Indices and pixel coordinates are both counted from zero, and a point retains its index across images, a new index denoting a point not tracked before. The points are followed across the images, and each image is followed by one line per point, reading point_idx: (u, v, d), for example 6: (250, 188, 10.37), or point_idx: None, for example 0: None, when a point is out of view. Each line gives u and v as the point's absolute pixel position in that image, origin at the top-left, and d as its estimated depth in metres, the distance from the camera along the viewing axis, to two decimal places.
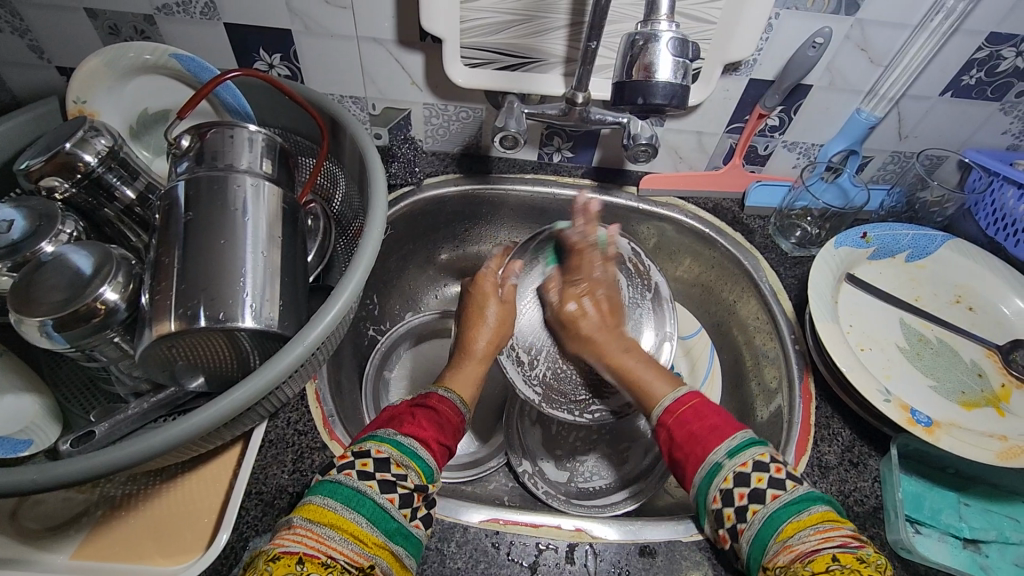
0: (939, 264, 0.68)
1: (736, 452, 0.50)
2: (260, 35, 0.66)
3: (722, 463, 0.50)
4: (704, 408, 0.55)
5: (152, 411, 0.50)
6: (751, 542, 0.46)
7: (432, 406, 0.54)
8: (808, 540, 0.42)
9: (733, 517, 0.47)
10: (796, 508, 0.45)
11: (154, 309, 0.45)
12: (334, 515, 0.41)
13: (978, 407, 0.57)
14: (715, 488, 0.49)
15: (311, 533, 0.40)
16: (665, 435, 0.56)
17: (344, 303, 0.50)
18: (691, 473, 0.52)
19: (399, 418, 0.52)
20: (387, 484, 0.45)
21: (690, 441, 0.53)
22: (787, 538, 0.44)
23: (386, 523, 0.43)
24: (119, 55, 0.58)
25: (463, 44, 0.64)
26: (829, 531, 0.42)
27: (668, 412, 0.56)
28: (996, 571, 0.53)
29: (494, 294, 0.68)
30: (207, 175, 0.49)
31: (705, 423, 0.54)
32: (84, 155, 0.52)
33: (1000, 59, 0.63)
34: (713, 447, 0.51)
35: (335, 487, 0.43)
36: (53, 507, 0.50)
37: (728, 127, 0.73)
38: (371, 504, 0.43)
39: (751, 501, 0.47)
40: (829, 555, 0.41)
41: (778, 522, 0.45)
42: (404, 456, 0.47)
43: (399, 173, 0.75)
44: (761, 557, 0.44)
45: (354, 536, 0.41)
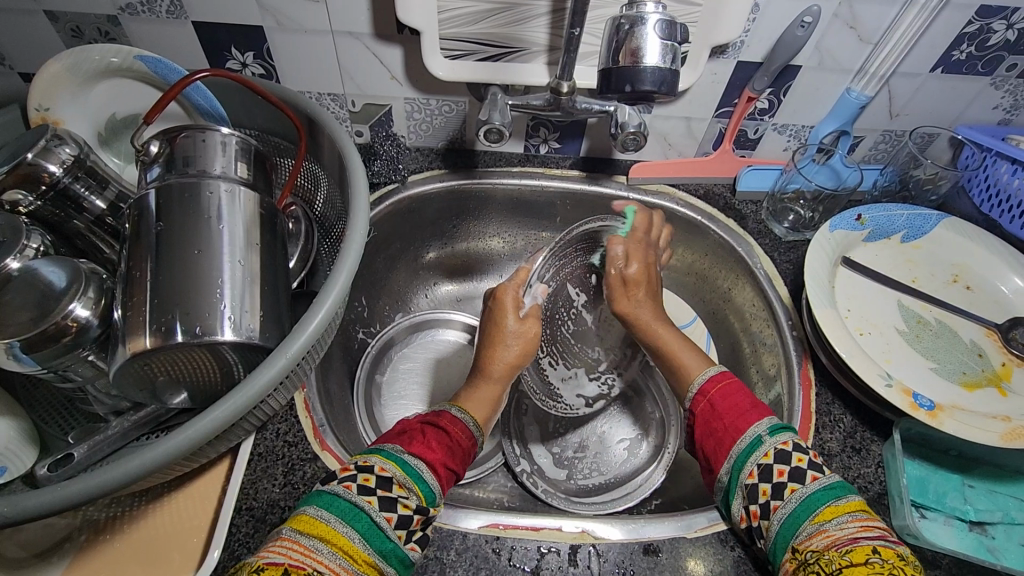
0: (935, 244, 0.67)
1: (777, 429, 0.48)
2: (230, 33, 0.63)
3: (762, 438, 0.48)
4: (741, 386, 0.53)
5: (133, 430, 0.48)
6: (783, 520, 0.44)
7: (441, 425, 0.51)
8: (846, 527, 0.41)
9: (768, 493, 0.46)
10: (834, 493, 0.43)
11: (128, 325, 0.43)
12: (325, 527, 0.40)
13: (980, 388, 0.57)
14: (753, 463, 0.47)
15: (298, 545, 0.39)
16: (701, 407, 0.52)
17: (328, 310, 0.48)
18: (725, 447, 0.49)
19: (409, 434, 0.50)
20: (386, 501, 0.43)
21: (729, 413, 0.50)
22: (823, 522, 0.42)
23: (381, 543, 0.41)
24: (83, 58, 0.55)
25: (442, 35, 0.62)
26: (867, 521, 0.41)
27: (709, 383, 0.53)
28: (1005, 554, 0.52)
29: (515, 309, 0.58)
30: (179, 182, 0.46)
31: (743, 399, 0.51)
32: (48, 166, 0.50)
33: (990, 32, 0.61)
34: (753, 422, 0.49)
35: (332, 500, 0.42)
36: (34, 533, 0.48)
37: (718, 111, 0.72)
38: (367, 519, 0.42)
39: (790, 480, 0.45)
40: (869, 547, 0.39)
41: (815, 505, 0.43)
42: (407, 478, 0.45)
43: (382, 171, 0.74)
44: (791, 537, 0.43)
45: (344, 552, 0.40)
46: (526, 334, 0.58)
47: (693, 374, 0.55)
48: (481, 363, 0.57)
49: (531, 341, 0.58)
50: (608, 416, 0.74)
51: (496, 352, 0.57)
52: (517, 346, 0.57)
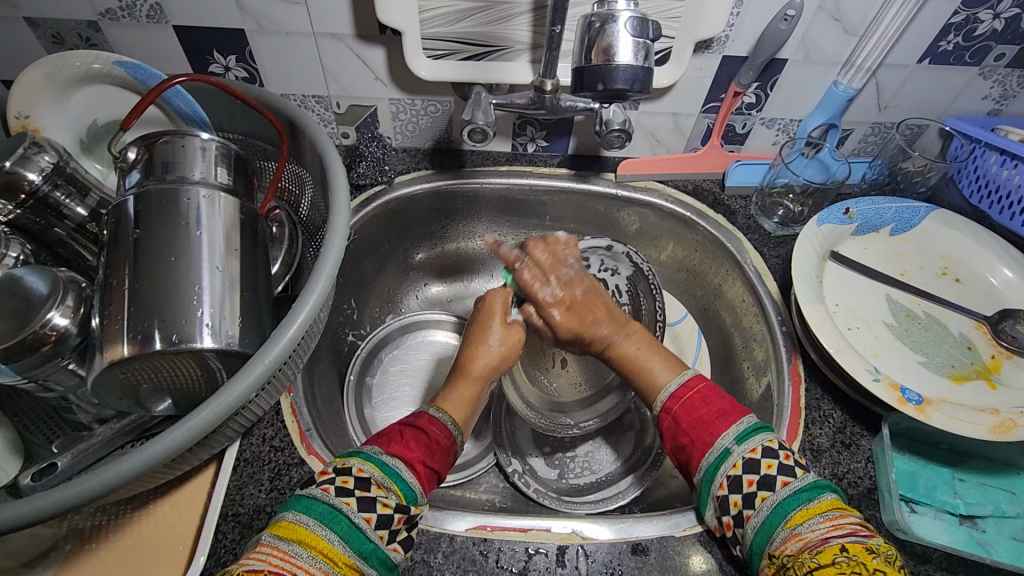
0: (924, 236, 0.67)
1: (743, 438, 0.48)
2: (212, 37, 0.63)
3: (729, 450, 0.48)
4: (710, 393, 0.53)
5: (117, 438, 0.48)
6: (756, 529, 0.44)
7: (419, 425, 0.51)
8: (817, 528, 0.41)
9: (738, 503, 0.46)
10: (806, 495, 0.44)
11: (106, 333, 0.43)
12: (304, 531, 0.40)
13: (969, 380, 0.56)
14: (722, 475, 0.47)
15: (277, 551, 0.39)
16: (667, 422, 0.53)
17: (308, 315, 0.47)
18: (694, 460, 0.50)
19: (388, 437, 0.50)
20: (365, 503, 0.43)
21: (696, 426, 0.51)
22: (795, 526, 0.42)
23: (361, 544, 0.41)
24: (62, 65, 0.55)
25: (424, 35, 0.62)
26: (839, 520, 0.42)
27: (672, 398, 0.53)
28: (995, 547, 0.52)
29: (501, 313, 0.60)
30: (157, 189, 0.46)
31: (709, 409, 0.51)
32: (27, 174, 0.50)
33: (977, 22, 0.61)
34: (719, 433, 0.49)
35: (311, 503, 0.42)
36: (19, 544, 0.48)
37: (704, 106, 0.72)
38: (346, 522, 0.41)
39: (760, 488, 0.45)
40: (838, 546, 0.40)
41: (785, 510, 0.43)
42: (385, 477, 0.45)
43: (368, 173, 0.73)
44: (766, 544, 0.43)
45: (324, 555, 0.40)
46: (513, 335, 0.60)
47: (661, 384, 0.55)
48: (463, 362, 0.58)
49: (514, 343, 0.60)
50: None
51: (478, 351, 0.58)
52: (501, 343, 0.59)
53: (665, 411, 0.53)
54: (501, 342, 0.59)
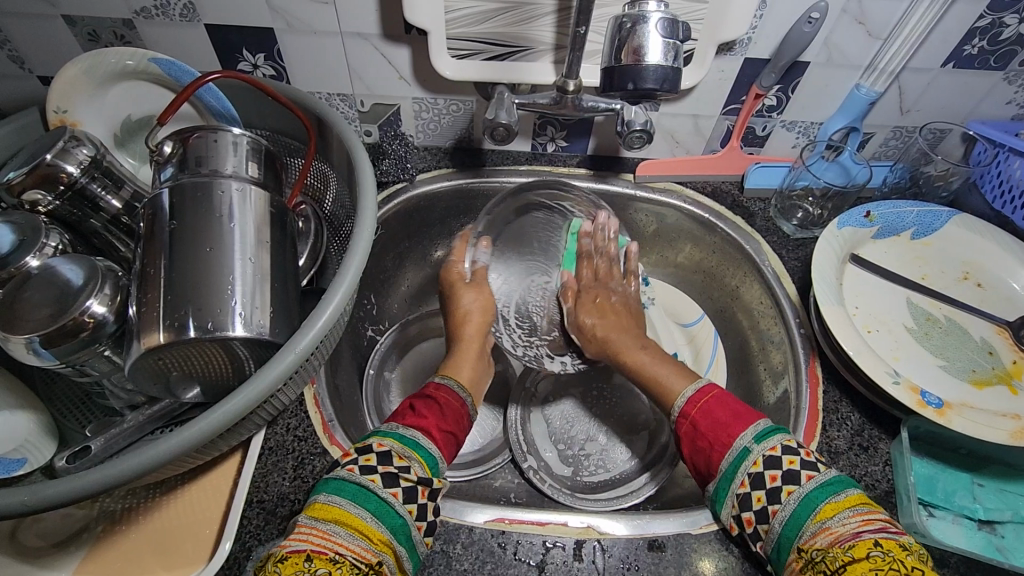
0: (945, 241, 0.66)
1: (763, 437, 0.48)
2: (241, 35, 0.65)
3: (749, 448, 0.48)
4: (725, 398, 0.53)
5: (148, 424, 0.50)
6: (784, 523, 0.44)
7: (430, 396, 0.55)
8: (848, 523, 0.42)
9: (762, 499, 0.46)
10: (833, 489, 0.44)
11: (142, 321, 0.45)
12: (339, 510, 0.42)
13: (989, 385, 0.56)
14: (744, 472, 0.48)
15: (316, 530, 0.41)
16: (685, 427, 0.53)
17: (335, 308, 0.49)
18: (714, 463, 0.50)
19: (401, 413, 0.53)
20: (390, 478, 0.45)
21: (718, 424, 0.51)
22: (824, 519, 0.43)
23: (392, 519, 0.43)
24: (102, 61, 0.57)
25: (449, 35, 0.63)
26: (869, 515, 0.42)
27: (688, 403, 0.54)
28: (1013, 553, 0.52)
29: (460, 281, 0.69)
30: (191, 182, 0.48)
31: (725, 411, 0.52)
32: (66, 166, 0.51)
33: (1003, 26, 0.61)
34: (740, 432, 0.50)
35: (340, 484, 0.44)
36: (54, 524, 0.49)
37: (725, 108, 0.72)
38: (376, 499, 0.43)
39: (784, 483, 0.46)
40: (871, 540, 0.40)
41: (815, 503, 0.44)
42: (405, 448, 0.47)
43: (391, 170, 0.75)
44: (795, 538, 0.43)
45: (360, 532, 0.41)
46: (482, 296, 0.68)
47: (677, 392, 0.56)
48: (454, 328, 0.66)
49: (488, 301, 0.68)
50: (616, 414, 0.74)
51: (462, 318, 0.66)
52: (474, 304, 0.67)
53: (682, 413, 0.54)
54: (473, 305, 0.67)
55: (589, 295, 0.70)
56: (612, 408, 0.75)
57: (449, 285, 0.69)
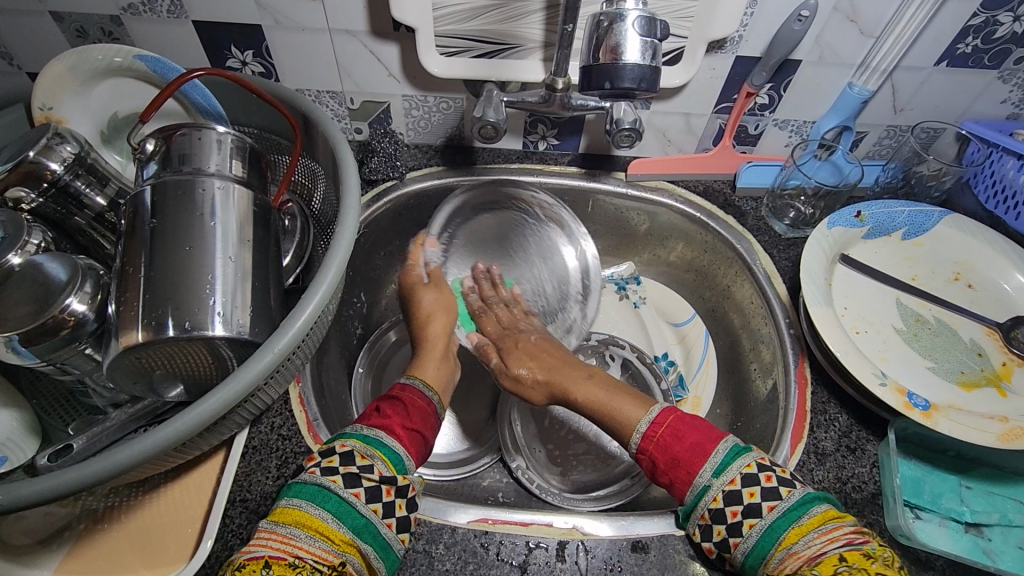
0: (937, 241, 0.66)
1: (722, 470, 0.48)
2: (230, 32, 0.64)
3: (709, 484, 0.48)
4: (680, 426, 0.52)
5: (131, 422, 0.50)
6: (746, 554, 0.45)
7: (395, 397, 0.55)
8: (813, 545, 0.43)
9: (723, 532, 0.46)
10: (796, 513, 0.44)
11: (121, 320, 0.44)
12: (299, 513, 0.42)
13: (978, 387, 0.56)
14: (704, 508, 0.48)
15: (277, 534, 0.41)
16: (645, 462, 0.53)
17: (316, 307, 0.48)
18: (678, 495, 0.50)
19: (366, 415, 0.53)
20: (351, 478, 0.45)
21: (678, 461, 0.50)
22: (790, 545, 0.43)
23: (353, 520, 0.43)
24: (86, 58, 0.57)
25: (438, 32, 0.62)
26: (833, 533, 0.43)
27: (645, 440, 0.53)
28: (1000, 556, 0.51)
29: (422, 283, 0.68)
30: (173, 179, 0.47)
31: (684, 444, 0.51)
32: (49, 163, 0.51)
33: (997, 25, 0.60)
34: (698, 467, 0.49)
35: (301, 487, 0.44)
36: (35, 522, 0.49)
37: (717, 107, 0.71)
38: (336, 499, 0.43)
39: (744, 517, 0.46)
40: (836, 556, 0.41)
41: (778, 531, 0.44)
42: (367, 447, 0.47)
43: (380, 168, 0.73)
44: (762, 563, 0.44)
45: (320, 533, 0.42)
46: (441, 295, 0.68)
47: (633, 425, 0.55)
48: (418, 330, 0.65)
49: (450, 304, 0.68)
50: (606, 413, 0.74)
51: (426, 318, 0.65)
52: (436, 302, 0.67)
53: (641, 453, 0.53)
54: (434, 304, 0.66)
55: (509, 342, 0.67)
56: None
57: (408, 288, 0.68)
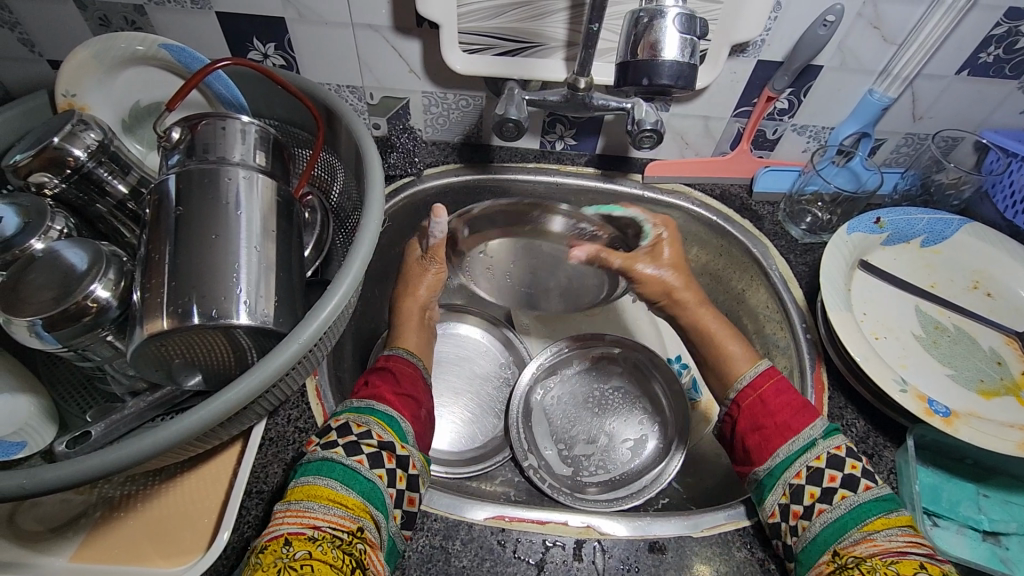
0: (956, 249, 0.66)
1: (831, 434, 0.50)
2: (253, 24, 0.64)
3: (815, 442, 0.50)
4: (783, 386, 0.54)
5: (149, 411, 0.49)
6: (827, 523, 0.46)
7: (381, 366, 0.56)
8: (895, 540, 0.43)
9: (814, 494, 0.48)
10: (885, 504, 0.46)
11: (145, 307, 0.44)
12: (307, 487, 0.43)
13: (997, 396, 0.56)
14: (802, 464, 0.49)
15: (291, 510, 0.42)
16: (752, 400, 0.54)
17: (340, 300, 0.48)
18: (773, 445, 0.51)
19: (354, 389, 0.54)
20: (351, 447, 0.46)
21: (781, 411, 0.52)
22: (870, 531, 0.45)
23: (360, 485, 0.44)
24: (109, 46, 0.56)
25: (461, 29, 0.62)
26: (915, 538, 0.44)
27: (754, 385, 0.55)
28: (1018, 564, 0.51)
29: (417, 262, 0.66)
30: (198, 168, 0.47)
31: (789, 400, 0.53)
32: (73, 150, 0.51)
33: (1019, 35, 0.60)
34: (805, 424, 0.51)
35: (304, 465, 0.45)
36: (51, 508, 0.49)
37: (736, 110, 0.71)
38: (341, 468, 0.44)
39: (841, 487, 0.47)
40: (917, 562, 0.42)
41: (864, 514, 0.45)
42: (360, 415, 0.48)
43: (398, 163, 0.74)
44: (835, 539, 0.45)
45: (332, 501, 0.42)
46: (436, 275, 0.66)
47: (739, 373, 0.57)
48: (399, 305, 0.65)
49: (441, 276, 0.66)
50: (618, 414, 0.74)
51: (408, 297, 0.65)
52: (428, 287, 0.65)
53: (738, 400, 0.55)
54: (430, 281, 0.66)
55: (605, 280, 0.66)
56: (614, 408, 0.74)
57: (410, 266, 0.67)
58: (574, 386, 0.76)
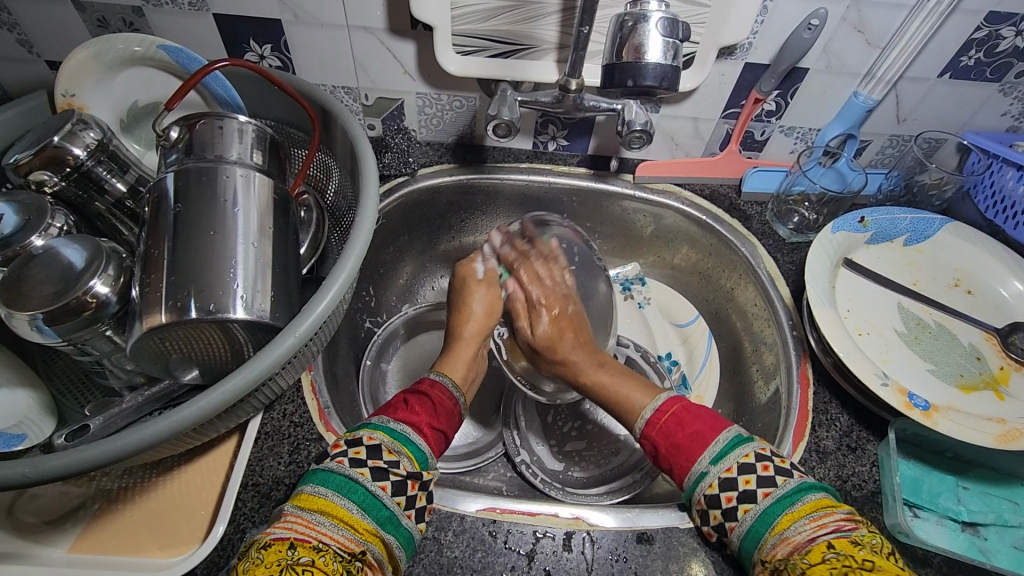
0: (938, 248, 0.67)
1: (720, 457, 0.50)
2: (250, 26, 0.65)
3: (705, 472, 0.50)
4: (698, 412, 0.55)
5: (147, 404, 0.50)
6: (743, 538, 0.47)
7: (424, 392, 0.56)
8: (804, 530, 0.44)
9: (719, 517, 0.48)
10: (790, 500, 0.46)
11: (144, 302, 0.45)
12: (324, 501, 0.43)
13: (977, 390, 0.57)
14: (699, 493, 0.49)
15: (302, 519, 0.42)
16: (649, 444, 0.55)
17: (334, 296, 0.49)
18: (678, 480, 0.52)
19: (393, 406, 0.54)
20: (378, 472, 0.46)
21: (681, 446, 0.53)
22: (782, 530, 0.45)
23: (378, 511, 0.44)
24: (108, 46, 0.58)
25: (455, 31, 0.63)
26: (823, 518, 0.44)
27: (654, 418, 0.55)
28: (995, 554, 0.53)
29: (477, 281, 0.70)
30: (196, 166, 0.48)
31: (696, 427, 0.53)
32: (73, 149, 0.52)
33: (999, 39, 0.62)
34: (698, 455, 0.51)
35: (327, 476, 0.45)
36: (50, 500, 0.50)
37: (725, 112, 0.73)
38: (362, 491, 0.44)
39: (741, 502, 0.47)
40: (825, 543, 0.43)
41: (773, 516, 0.46)
42: (394, 442, 0.48)
43: (392, 164, 0.75)
44: (756, 551, 0.46)
45: (345, 522, 0.43)
46: (491, 294, 0.69)
47: (639, 411, 0.57)
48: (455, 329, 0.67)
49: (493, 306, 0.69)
50: (609, 411, 0.75)
51: (466, 318, 0.67)
52: (483, 304, 0.68)
53: (643, 437, 0.56)
54: (483, 301, 0.68)
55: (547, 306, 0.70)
56: (604, 405, 0.75)
57: (462, 281, 0.70)
58: None
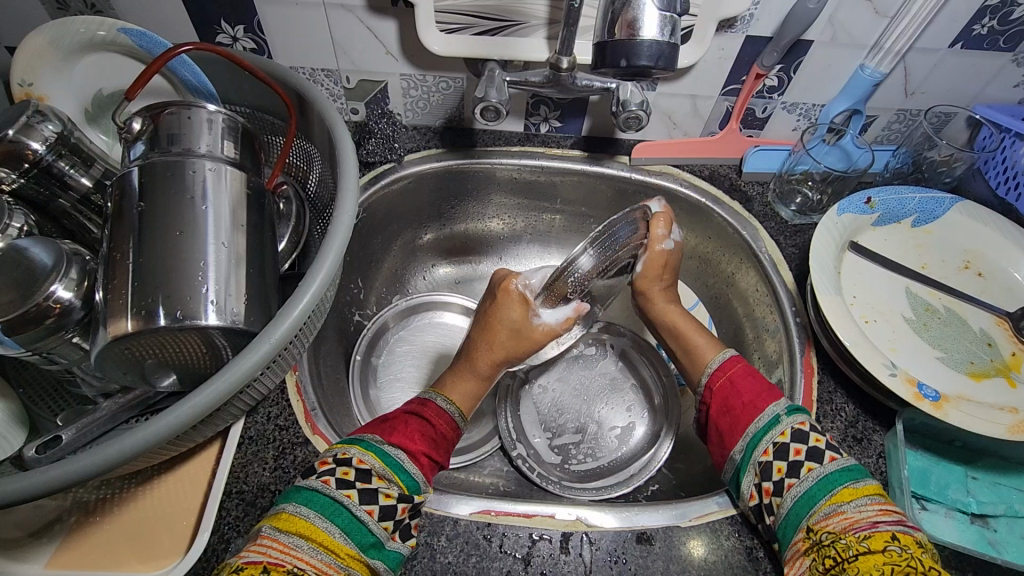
0: (947, 229, 0.64)
1: (794, 410, 0.50)
2: (220, 6, 0.62)
3: (779, 418, 0.50)
4: (754, 367, 0.56)
5: (122, 413, 0.48)
6: (796, 500, 0.46)
7: (425, 415, 0.52)
8: (866, 510, 0.43)
9: (783, 471, 0.48)
10: (854, 476, 0.45)
11: (109, 307, 0.43)
12: (305, 524, 0.41)
13: (987, 377, 0.55)
14: (769, 440, 0.49)
15: (277, 542, 0.40)
16: (717, 388, 0.55)
17: (313, 296, 0.46)
18: (740, 426, 0.51)
19: (392, 423, 0.51)
20: (366, 495, 0.44)
21: (747, 392, 0.53)
22: (839, 503, 0.44)
23: (362, 537, 0.42)
24: (67, 31, 0.54)
25: (437, 8, 0.60)
26: (886, 506, 0.43)
27: (721, 368, 0.56)
28: (1006, 547, 0.51)
29: (512, 308, 0.56)
30: (162, 160, 0.45)
31: (759, 380, 0.54)
32: (31, 143, 0.49)
33: (1015, 6, 0.58)
34: (770, 402, 0.51)
35: (312, 495, 0.43)
36: (25, 514, 0.48)
37: (725, 89, 0.69)
38: (347, 515, 0.42)
39: (807, 459, 0.47)
40: (888, 534, 0.41)
41: (833, 486, 0.45)
42: (386, 469, 0.46)
43: (377, 150, 0.71)
44: (805, 517, 0.45)
45: (325, 547, 0.41)
46: (519, 325, 0.56)
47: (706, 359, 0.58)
48: (469, 353, 0.58)
49: (524, 347, 0.56)
50: (607, 401, 0.73)
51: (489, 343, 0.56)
52: (510, 330, 0.56)
53: (708, 386, 0.56)
54: (515, 321, 0.56)
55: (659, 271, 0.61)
56: (602, 395, 0.73)
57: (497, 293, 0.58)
58: (562, 374, 0.75)
